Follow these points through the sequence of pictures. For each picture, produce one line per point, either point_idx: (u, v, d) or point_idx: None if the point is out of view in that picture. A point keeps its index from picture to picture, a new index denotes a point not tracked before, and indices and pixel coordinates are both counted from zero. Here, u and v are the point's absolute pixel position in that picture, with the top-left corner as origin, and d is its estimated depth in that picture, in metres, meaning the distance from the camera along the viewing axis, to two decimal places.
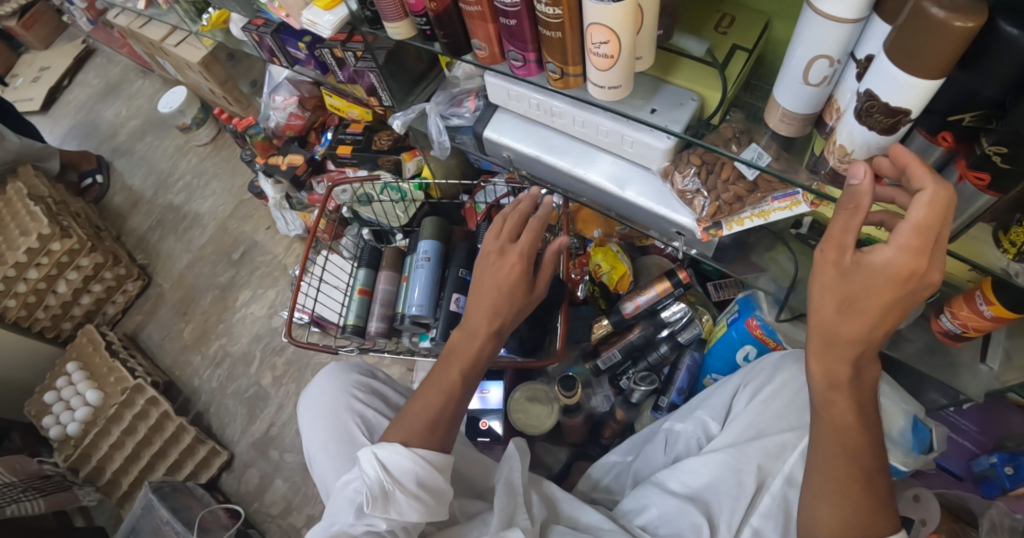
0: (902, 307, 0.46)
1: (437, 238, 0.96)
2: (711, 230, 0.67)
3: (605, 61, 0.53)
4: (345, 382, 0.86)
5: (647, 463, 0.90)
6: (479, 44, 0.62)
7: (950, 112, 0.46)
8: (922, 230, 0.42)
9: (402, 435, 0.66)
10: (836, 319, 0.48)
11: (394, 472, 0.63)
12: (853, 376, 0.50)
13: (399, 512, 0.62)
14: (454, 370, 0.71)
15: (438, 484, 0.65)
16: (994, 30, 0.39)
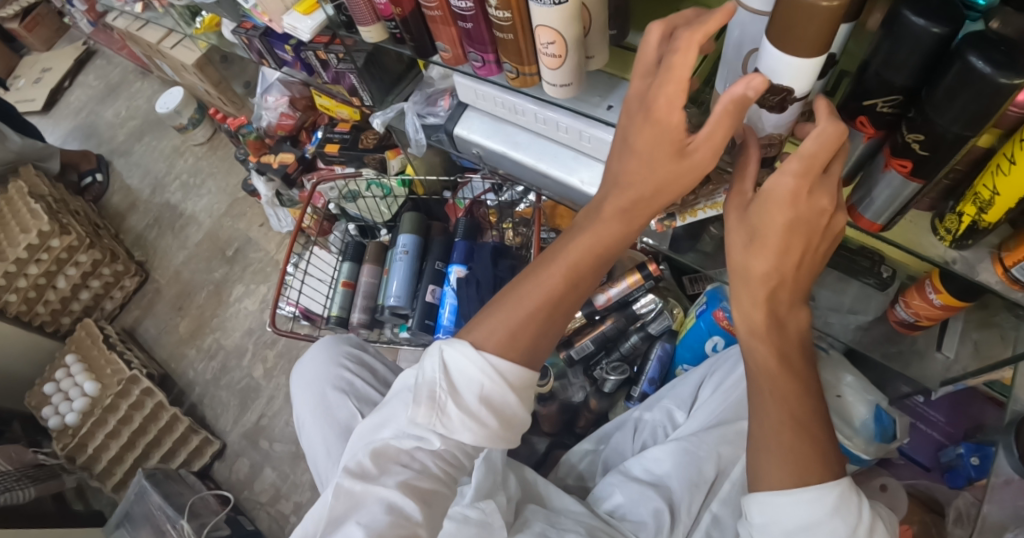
0: (802, 235, 0.48)
1: (415, 233, 1.02)
2: (666, 221, 0.74)
3: (553, 60, 0.57)
4: (336, 353, 0.90)
5: (617, 451, 0.93)
6: (443, 46, 0.66)
7: (865, 98, 0.49)
8: (807, 161, 0.44)
9: (480, 337, 0.56)
10: (745, 259, 0.51)
11: (454, 378, 0.54)
12: (774, 322, 0.53)
13: (449, 428, 0.53)
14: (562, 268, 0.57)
15: (505, 406, 0.55)
16: (902, 21, 0.43)
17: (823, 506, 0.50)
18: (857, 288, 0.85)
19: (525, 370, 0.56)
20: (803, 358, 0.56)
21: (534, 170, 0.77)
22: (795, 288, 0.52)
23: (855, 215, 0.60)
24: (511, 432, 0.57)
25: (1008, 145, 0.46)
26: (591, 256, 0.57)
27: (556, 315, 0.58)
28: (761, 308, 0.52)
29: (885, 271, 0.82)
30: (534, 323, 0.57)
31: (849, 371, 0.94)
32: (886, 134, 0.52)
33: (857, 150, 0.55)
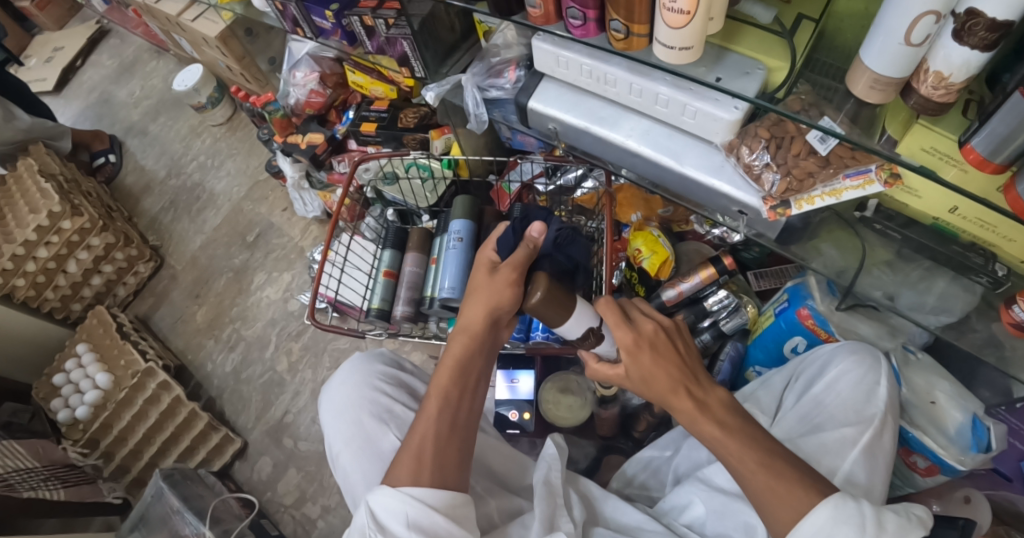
0: (664, 352, 0.60)
1: (468, 218, 0.92)
2: (778, 209, 0.64)
3: (678, 17, 0.48)
4: (370, 374, 0.81)
5: (687, 459, 0.85)
6: (532, 2, 0.57)
7: None
8: (615, 320, 0.63)
9: (395, 475, 0.62)
10: (650, 393, 0.61)
11: (381, 518, 0.59)
12: (703, 408, 0.58)
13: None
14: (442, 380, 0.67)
15: (438, 528, 0.58)
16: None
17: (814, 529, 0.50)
18: (944, 283, 0.75)
19: (444, 493, 0.60)
20: (746, 420, 0.57)
21: (622, 148, 0.69)
22: (698, 374, 0.60)
23: (1013, 197, 0.51)
24: None
25: None
26: (453, 376, 0.67)
27: (459, 429, 0.65)
28: (681, 397, 0.58)
29: (999, 270, 0.69)
30: (439, 433, 0.64)
31: (945, 377, 0.86)
32: None
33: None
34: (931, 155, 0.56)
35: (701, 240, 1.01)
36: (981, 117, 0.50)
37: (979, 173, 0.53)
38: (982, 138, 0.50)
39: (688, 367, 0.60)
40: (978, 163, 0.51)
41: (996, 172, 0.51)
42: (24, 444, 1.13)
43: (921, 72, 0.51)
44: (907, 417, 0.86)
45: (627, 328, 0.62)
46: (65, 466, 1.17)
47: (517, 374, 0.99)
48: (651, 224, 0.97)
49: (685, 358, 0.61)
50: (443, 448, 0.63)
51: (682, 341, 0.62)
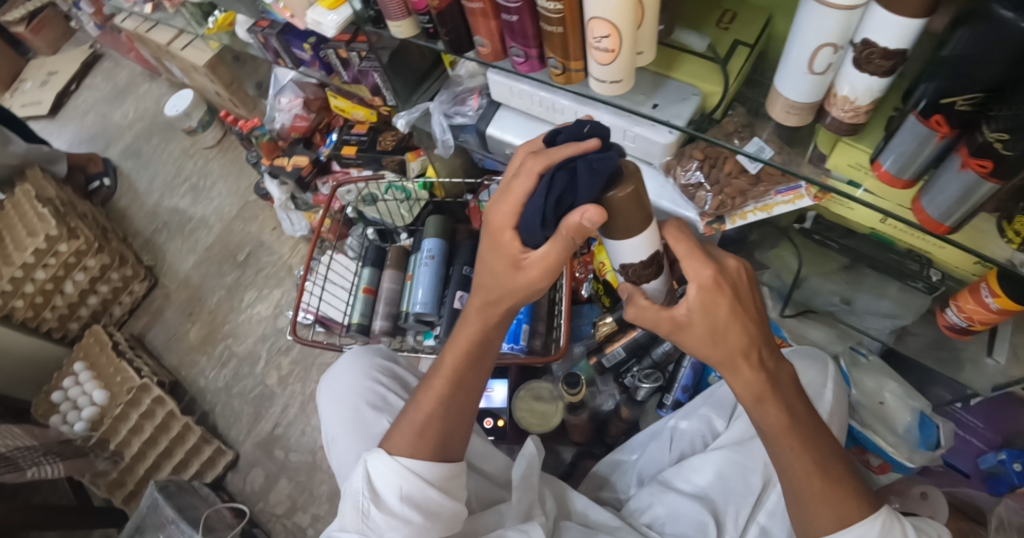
0: (739, 299, 0.53)
1: (440, 237, 0.99)
2: (714, 224, 0.72)
3: (605, 55, 0.54)
4: (368, 365, 0.81)
5: (651, 462, 0.91)
6: (481, 41, 0.63)
7: (943, 94, 0.46)
8: (694, 251, 0.53)
9: (393, 444, 0.64)
10: (716, 352, 0.53)
11: (376, 486, 0.61)
12: (774, 385, 0.55)
13: (379, 529, 0.59)
14: (451, 362, 0.67)
15: (429, 502, 0.61)
16: (990, 14, 0.41)
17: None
18: (896, 289, 0.81)
19: (439, 468, 0.63)
20: (807, 411, 0.58)
21: None
22: (771, 345, 0.55)
23: (920, 213, 0.56)
24: (442, 522, 0.62)
25: None
26: (467, 359, 0.66)
27: (461, 398, 0.66)
28: (757, 378, 0.54)
29: (934, 275, 0.75)
30: (442, 406, 0.65)
31: (892, 378, 0.91)
32: (962, 133, 0.48)
33: (926, 151, 0.51)
34: (857, 169, 0.60)
35: None
36: (888, 135, 0.55)
37: (891, 189, 0.58)
38: (889, 155, 0.54)
39: (763, 331, 0.54)
40: (886, 177, 0.56)
41: (905, 187, 0.55)
42: (23, 426, 1.19)
43: (832, 96, 0.55)
44: (858, 417, 0.91)
45: (714, 262, 0.52)
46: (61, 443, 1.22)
47: (493, 383, 1.04)
48: None
49: (761, 314, 0.54)
50: (446, 424, 0.65)
51: (756, 291, 0.55)
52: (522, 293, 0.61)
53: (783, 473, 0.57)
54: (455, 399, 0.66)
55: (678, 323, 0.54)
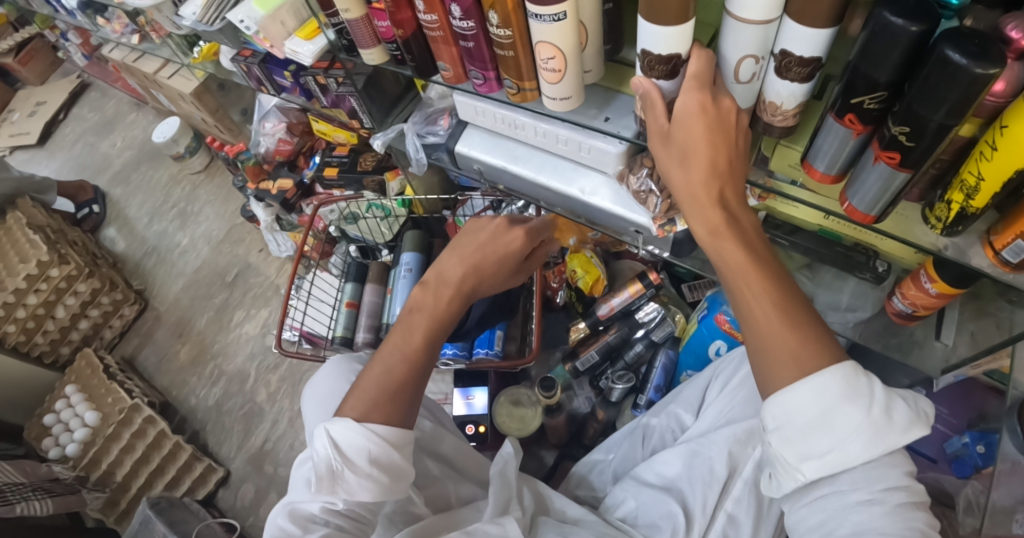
0: (719, 131, 0.53)
1: (418, 250, 1.05)
2: (666, 226, 0.74)
3: (553, 75, 0.59)
4: (349, 370, 0.83)
5: (626, 458, 0.94)
6: (444, 65, 0.68)
7: (851, 95, 0.49)
8: (699, 73, 0.53)
9: (359, 409, 0.61)
10: (685, 177, 0.55)
11: (345, 449, 0.59)
12: (730, 221, 0.54)
13: (349, 493, 0.59)
14: (419, 330, 0.67)
15: (394, 463, 0.61)
16: (881, 21, 0.44)
17: (827, 393, 0.47)
18: (853, 284, 0.85)
19: (398, 428, 0.61)
20: (772, 256, 0.54)
21: (534, 182, 0.80)
22: (736, 182, 0.56)
23: (849, 207, 0.59)
24: (403, 483, 0.63)
25: (989, 133, 0.47)
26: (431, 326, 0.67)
27: (426, 352, 0.67)
28: (714, 208, 0.54)
29: (880, 266, 0.80)
30: (402, 364, 0.65)
31: None
32: (874, 129, 0.51)
33: (846, 148, 0.54)
34: (796, 169, 0.64)
35: (635, 258, 1.10)
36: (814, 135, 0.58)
37: (823, 184, 0.61)
38: (816, 153, 0.58)
39: (731, 162, 0.55)
40: (816, 174, 0.60)
41: (832, 181, 0.59)
42: (12, 465, 1.21)
43: (762, 102, 0.60)
44: None
45: (707, 87, 0.53)
46: (51, 480, 1.24)
47: (473, 390, 1.08)
48: (586, 247, 1.07)
49: (737, 149, 0.55)
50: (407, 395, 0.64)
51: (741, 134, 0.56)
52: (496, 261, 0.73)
53: (743, 318, 0.52)
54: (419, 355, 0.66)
55: (663, 134, 0.56)
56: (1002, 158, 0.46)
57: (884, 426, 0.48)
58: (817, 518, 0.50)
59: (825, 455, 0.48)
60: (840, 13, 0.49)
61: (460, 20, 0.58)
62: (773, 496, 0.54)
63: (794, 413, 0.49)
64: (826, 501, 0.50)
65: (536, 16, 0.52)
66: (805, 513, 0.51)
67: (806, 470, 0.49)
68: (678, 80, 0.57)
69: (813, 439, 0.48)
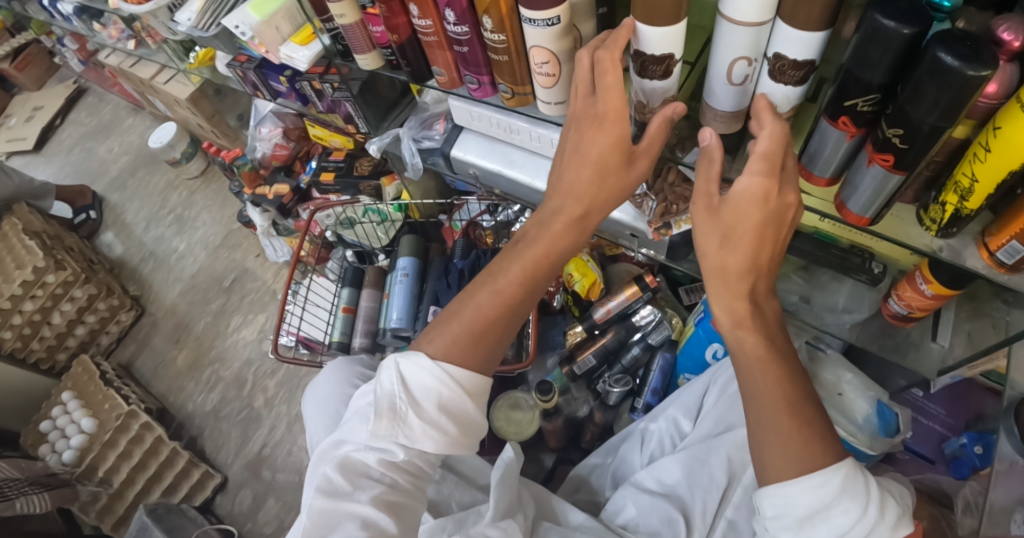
0: (772, 229, 0.53)
1: (414, 256, 1.06)
2: (661, 230, 0.74)
3: (547, 79, 0.59)
4: (350, 374, 0.80)
5: (625, 464, 0.94)
6: (438, 70, 0.68)
7: (845, 97, 0.50)
8: (767, 153, 0.50)
9: (442, 346, 0.59)
10: (721, 263, 0.55)
11: (412, 388, 0.57)
12: (753, 311, 0.56)
13: (412, 437, 0.56)
14: (516, 266, 0.62)
15: (464, 413, 0.58)
16: (872, 23, 0.44)
17: (829, 490, 0.51)
18: (850, 286, 0.85)
19: (476, 376, 0.59)
20: (784, 347, 0.58)
21: (529, 187, 0.80)
22: (767, 277, 0.57)
23: (844, 210, 0.59)
24: (470, 438, 0.60)
25: (983, 134, 0.47)
26: (535, 265, 0.62)
27: (491, 330, 0.60)
28: (742, 301, 0.55)
29: (875, 267, 0.80)
30: (466, 339, 0.59)
31: (849, 370, 0.95)
32: (868, 131, 0.51)
33: (840, 151, 0.54)
34: None
35: (631, 261, 1.10)
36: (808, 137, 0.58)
37: (818, 187, 0.61)
38: (810, 156, 0.58)
39: (770, 260, 0.55)
40: (811, 177, 0.60)
41: (827, 184, 0.59)
42: (7, 460, 1.21)
43: (756, 104, 0.60)
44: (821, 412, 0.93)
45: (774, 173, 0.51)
46: (47, 476, 1.24)
47: None
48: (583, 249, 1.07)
49: (779, 244, 0.55)
50: (496, 337, 0.60)
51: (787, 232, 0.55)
52: (616, 197, 0.60)
53: (750, 399, 0.57)
54: (484, 337, 0.59)
55: (711, 211, 0.55)
56: (995, 160, 0.46)
57: (876, 524, 0.52)
58: None
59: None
60: (832, 15, 0.49)
61: (454, 25, 0.58)
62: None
63: (794, 507, 0.53)
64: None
65: (529, 20, 0.52)
66: None
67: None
68: (669, 80, 0.55)
69: (809, 529, 0.52)
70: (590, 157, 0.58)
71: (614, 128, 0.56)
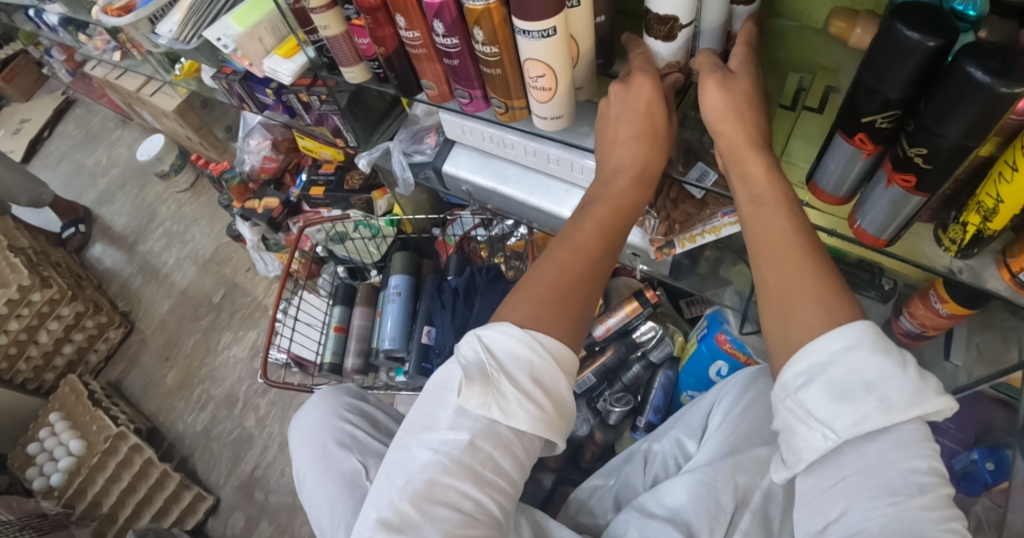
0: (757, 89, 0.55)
1: (407, 273, 1.04)
2: (665, 248, 0.72)
3: (543, 93, 0.55)
4: (336, 403, 0.76)
5: (628, 486, 0.90)
6: (428, 83, 0.65)
7: (864, 113, 0.46)
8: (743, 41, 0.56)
9: (528, 309, 0.50)
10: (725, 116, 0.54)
11: (500, 359, 0.48)
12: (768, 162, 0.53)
13: (505, 414, 0.47)
14: (592, 232, 0.54)
15: (557, 390, 0.49)
16: (894, 34, 0.41)
17: (857, 345, 0.43)
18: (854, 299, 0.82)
19: (569, 350, 0.50)
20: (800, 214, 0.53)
21: (525, 204, 0.76)
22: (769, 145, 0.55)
23: (858, 229, 0.56)
24: (563, 422, 0.50)
25: (1010, 152, 0.44)
26: (609, 220, 0.55)
27: (577, 287, 0.52)
28: (757, 146, 0.54)
29: (886, 283, 0.76)
30: (552, 297, 0.51)
31: None
32: (885, 148, 0.48)
33: (855, 168, 0.51)
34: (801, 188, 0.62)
35: (631, 274, 1.05)
36: (820, 155, 0.55)
37: (829, 205, 0.58)
38: (821, 173, 0.55)
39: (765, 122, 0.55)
40: (822, 195, 0.57)
41: (841, 202, 0.56)
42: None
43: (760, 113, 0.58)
44: None
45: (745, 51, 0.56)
46: (39, 516, 1.19)
47: None
48: None
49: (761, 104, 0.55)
50: (581, 305, 0.52)
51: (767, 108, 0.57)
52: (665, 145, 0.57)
53: (767, 265, 0.49)
54: (570, 296, 0.51)
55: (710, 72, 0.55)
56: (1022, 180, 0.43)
57: (918, 386, 0.42)
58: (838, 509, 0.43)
59: (854, 404, 0.42)
60: None
61: (443, 37, 0.55)
62: (790, 470, 0.46)
63: (820, 368, 0.43)
64: (847, 484, 0.42)
65: (523, 32, 0.48)
66: (827, 505, 0.43)
67: (831, 425, 0.43)
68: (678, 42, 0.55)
69: (843, 398, 0.42)
70: (636, 110, 0.56)
71: (644, 77, 0.55)
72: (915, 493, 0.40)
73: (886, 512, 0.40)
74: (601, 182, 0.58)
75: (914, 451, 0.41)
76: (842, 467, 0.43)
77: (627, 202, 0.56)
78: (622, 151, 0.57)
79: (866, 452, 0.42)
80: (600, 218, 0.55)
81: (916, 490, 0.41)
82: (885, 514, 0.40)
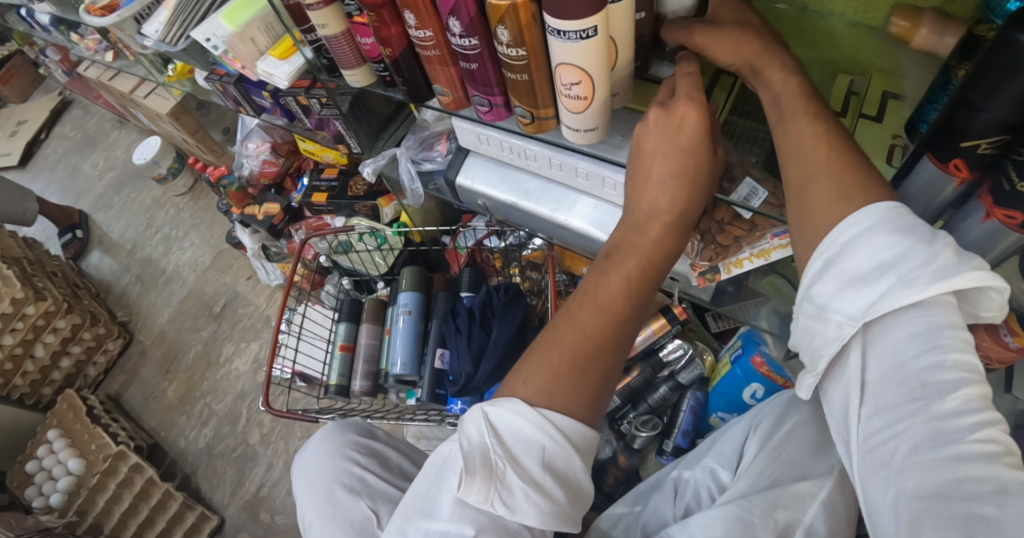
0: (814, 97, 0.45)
1: (416, 290, 0.97)
2: (708, 274, 0.65)
3: (577, 102, 0.48)
4: (342, 444, 0.70)
5: (655, 514, 0.83)
6: (442, 89, 0.58)
7: (961, 137, 0.39)
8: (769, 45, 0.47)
9: (546, 380, 0.45)
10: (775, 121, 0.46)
11: (508, 443, 0.43)
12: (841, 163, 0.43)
13: (511, 509, 0.42)
14: (621, 277, 0.47)
15: (572, 476, 0.44)
16: (1014, 44, 0.34)
17: (869, 225, 0.38)
18: None
19: (589, 429, 0.45)
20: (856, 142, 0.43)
21: (552, 221, 0.69)
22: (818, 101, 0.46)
23: None
24: (577, 509, 0.45)
25: None
26: (641, 272, 0.48)
27: (600, 357, 0.46)
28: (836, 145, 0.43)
29: None
30: (571, 368, 0.45)
31: None
32: (982, 176, 0.41)
33: (940, 197, 0.44)
34: None
35: None
36: (895, 177, 0.48)
37: None
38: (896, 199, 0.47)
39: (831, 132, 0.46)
40: None
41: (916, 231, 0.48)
42: None
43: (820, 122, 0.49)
44: None
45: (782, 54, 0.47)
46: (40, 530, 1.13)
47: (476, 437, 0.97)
48: None
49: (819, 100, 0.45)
50: (602, 355, 0.46)
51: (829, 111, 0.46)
52: (710, 169, 0.48)
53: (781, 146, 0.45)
54: (591, 365, 0.45)
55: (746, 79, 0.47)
56: None
57: (939, 267, 0.35)
58: (860, 416, 0.37)
59: (869, 288, 0.37)
60: None
61: (460, 37, 0.47)
62: (815, 375, 0.42)
63: (832, 253, 0.39)
64: (867, 390, 0.37)
65: (557, 32, 0.41)
66: (849, 412, 0.38)
67: (846, 311, 0.38)
68: None
69: (853, 284, 0.38)
70: (677, 144, 0.46)
71: (689, 105, 0.45)
72: (934, 397, 0.34)
73: (903, 426, 0.34)
74: (626, 225, 0.50)
75: (934, 346, 0.35)
76: (855, 375, 0.37)
77: (660, 253, 0.48)
78: (657, 191, 0.48)
79: (884, 350, 0.37)
80: (627, 272, 0.48)
81: (936, 394, 0.34)
82: (902, 430, 0.34)
